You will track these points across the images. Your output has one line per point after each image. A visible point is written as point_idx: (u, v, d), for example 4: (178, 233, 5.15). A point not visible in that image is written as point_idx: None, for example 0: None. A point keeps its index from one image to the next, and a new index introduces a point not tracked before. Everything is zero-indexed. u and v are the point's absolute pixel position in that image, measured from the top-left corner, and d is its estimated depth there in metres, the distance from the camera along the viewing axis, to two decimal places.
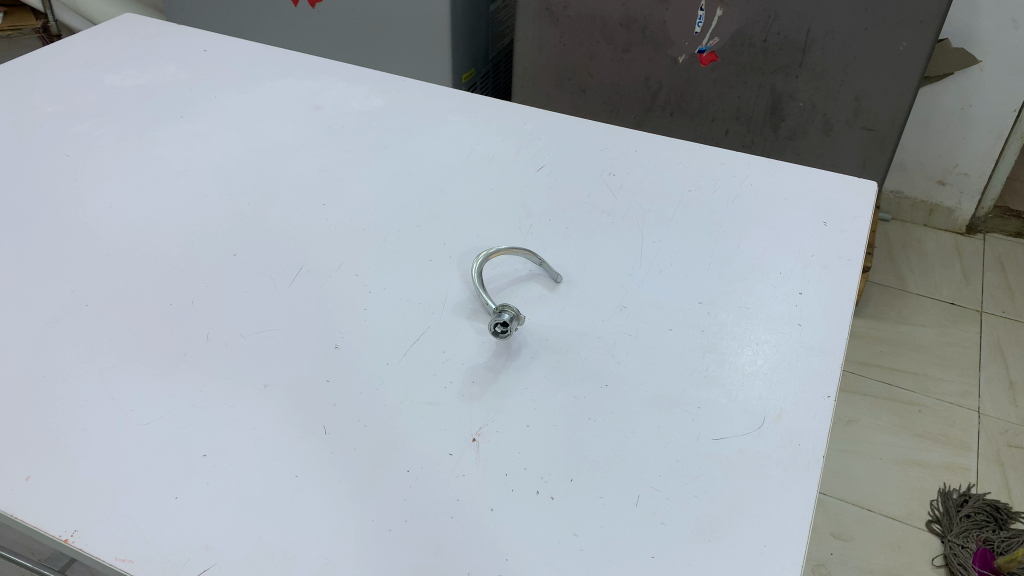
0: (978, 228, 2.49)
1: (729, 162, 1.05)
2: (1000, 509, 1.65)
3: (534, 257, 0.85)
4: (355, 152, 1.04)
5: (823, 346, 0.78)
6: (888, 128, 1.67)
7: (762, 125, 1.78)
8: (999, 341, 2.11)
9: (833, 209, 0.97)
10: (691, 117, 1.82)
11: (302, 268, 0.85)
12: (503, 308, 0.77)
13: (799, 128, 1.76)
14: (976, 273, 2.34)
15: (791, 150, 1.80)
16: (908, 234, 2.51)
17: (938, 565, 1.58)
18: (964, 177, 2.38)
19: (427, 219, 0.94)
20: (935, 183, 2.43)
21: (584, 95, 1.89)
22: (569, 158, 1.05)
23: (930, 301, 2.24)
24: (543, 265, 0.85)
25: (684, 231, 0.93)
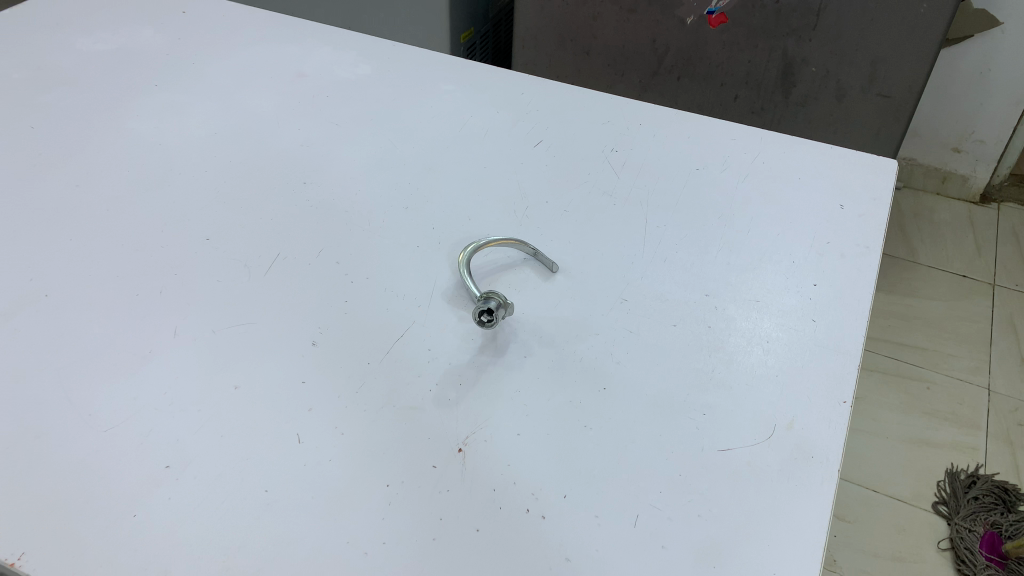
0: (994, 197, 2.42)
1: (739, 138, 0.98)
2: (1009, 490, 1.60)
3: (527, 247, 0.80)
4: (341, 126, 0.98)
5: (838, 345, 0.72)
6: (904, 95, 1.59)
7: (773, 91, 1.70)
8: (1011, 315, 2.05)
9: (850, 191, 0.91)
10: (698, 80, 1.75)
11: (279, 256, 0.79)
12: (489, 295, 0.71)
13: (811, 95, 1.68)
14: (989, 244, 2.28)
15: (802, 117, 1.73)
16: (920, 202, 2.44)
17: (944, 548, 1.54)
18: (980, 144, 2.30)
19: (416, 200, 0.88)
20: (949, 150, 2.36)
21: (588, 56, 1.82)
22: (569, 133, 0.99)
23: (942, 272, 2.18)
24: (536, 254, 0.80)
25: (691, 215, 0.87)
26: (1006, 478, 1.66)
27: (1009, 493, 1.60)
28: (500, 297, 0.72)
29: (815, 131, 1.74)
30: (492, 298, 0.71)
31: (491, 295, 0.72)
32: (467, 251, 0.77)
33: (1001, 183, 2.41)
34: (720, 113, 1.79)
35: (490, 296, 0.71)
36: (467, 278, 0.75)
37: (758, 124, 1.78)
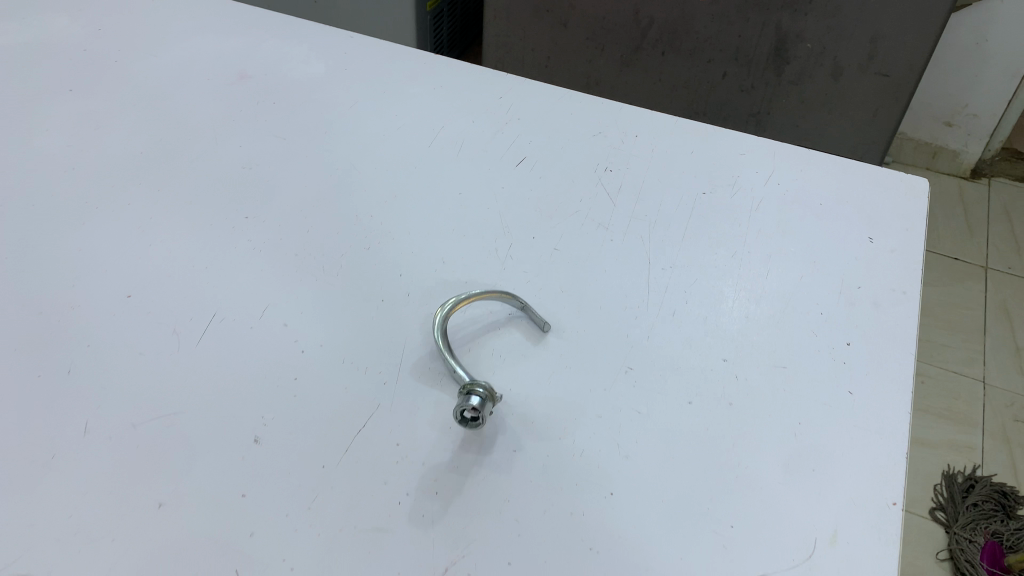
0: (985, 172, 2.25)
1: (750, 152, 0.86)
2: (1009, 494, 1.52)
3: (515, 300, 0.68)
4: (290, 140, 0.84)
5: (881, 425, 0.62)
6: (903, 76, 1.41)
7: (765, 69, 1.48)
8: (1004, 301, 1.95)
9: (880, 219, 0.79)
10: (684, 57, 1.52)
11: (217, 319, 0.66)
12: (471, 386, 0.58)
13: (805, 73, 1.46)
14: (982, 224, 2.14)
15: (797, 97, 1.51)
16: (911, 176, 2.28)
17: (942, 558, 1.48)
18: (973, 118, 2.12)
19: (380, 236, 0.75)
20: (941, 124, 2.18)
21: (555, 34, 1.59)
22: (556, 148, 0.85)
23: (927, 256, 2.07)
24: (526, 310, 0.68)
25: (701, 253, 0.75)
26: (1004, 479, 1.60)
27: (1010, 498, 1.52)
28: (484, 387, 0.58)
29: (813, 114, 1.52)
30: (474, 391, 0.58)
31: (473, 383, 0.58)
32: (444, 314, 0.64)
33: (992, 158, 2.23)
34: (708, 93, 1.56)
35: (469, 387, 0.58)
36: (445, 349, 0.62)
37: (747, 106, 1.55)
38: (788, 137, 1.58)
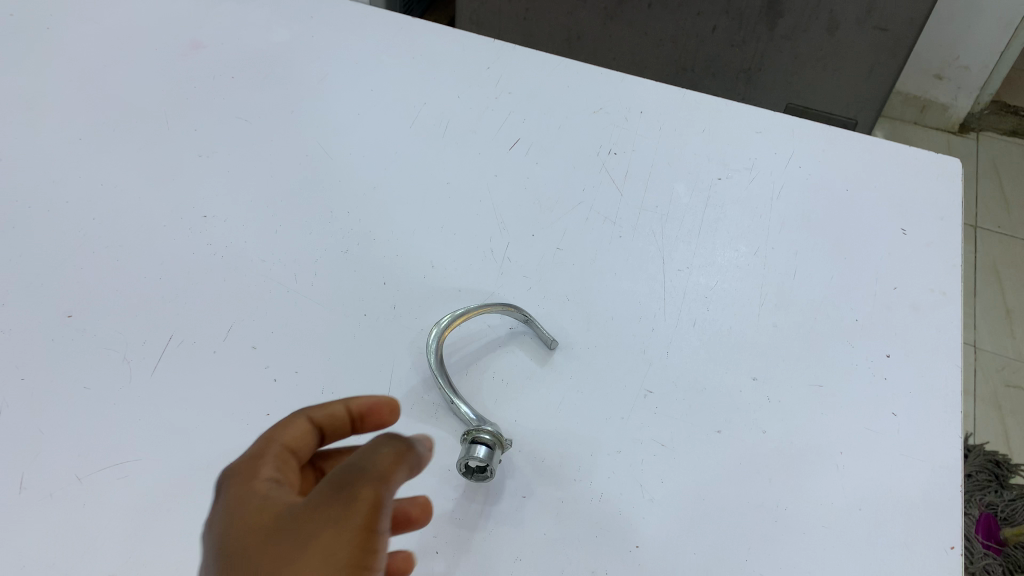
0: (973, 126, 1.86)
1: (768, 129, 0.77)
2: (998, 460, 1.31)
3: (517, 312, 0.60)
4: (253, 123, 0.74)
5: (930, 454, 0.56)
6: (905, 27, 1.13)
7: (755, 21, 1.19)
8: (993, 262, 1.63)
9: (912, 206, 0.72)
10: (671, 9, 1.21)
11: (174, 342, 0.58)
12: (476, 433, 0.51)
13: (802, 26, 1.18)
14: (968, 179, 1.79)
15: (789, 52, 1.22)
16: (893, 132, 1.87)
17: None
18: (963, 71, 1.75)
19: (359, 235, 0.66)
20: (932, 77, 1.78)
21: None
22: (552, 128, 0.76)
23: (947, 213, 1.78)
24: (530, 322, 0.60)
25: (719, 251, 0.67)
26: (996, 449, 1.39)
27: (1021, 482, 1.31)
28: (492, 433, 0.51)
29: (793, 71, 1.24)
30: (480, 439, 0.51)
31: (479, 429, 0.51)
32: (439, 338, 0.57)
33: (983, 111, 1.85)
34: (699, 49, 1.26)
35: (474, 433, 0.51)
36: (443, 381, 0.55)
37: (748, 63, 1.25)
38: (768, 104, 1.31)
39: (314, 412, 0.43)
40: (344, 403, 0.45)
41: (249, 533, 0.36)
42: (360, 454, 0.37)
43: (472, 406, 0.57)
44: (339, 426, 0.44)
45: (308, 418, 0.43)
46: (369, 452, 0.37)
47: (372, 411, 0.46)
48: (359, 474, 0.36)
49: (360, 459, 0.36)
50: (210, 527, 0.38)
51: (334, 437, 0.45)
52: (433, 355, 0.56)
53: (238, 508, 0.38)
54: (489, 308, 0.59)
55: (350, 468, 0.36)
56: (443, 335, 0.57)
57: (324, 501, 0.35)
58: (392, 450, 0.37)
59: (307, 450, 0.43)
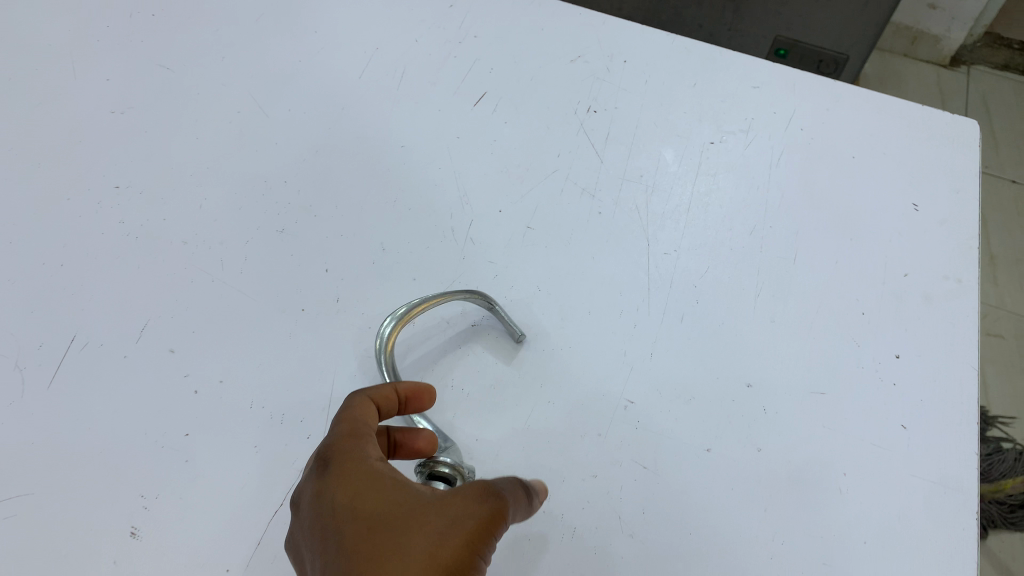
0: (964, 59, 1.49)
1: (766, 82, 0.68)
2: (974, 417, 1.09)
3: (479, 296, 0.52)
4: (178, 73, 0.64)
5: (942, 473, 0.49)
6: None
7: None
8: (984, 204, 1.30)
9: (926, 175, 0.64)
10: None
11: (76, 345, 0.50)
12: (433, 462, 0.43)
13: None
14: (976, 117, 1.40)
15: None
16: (883, 65, 1.50)
17: None
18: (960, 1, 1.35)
19: (299, 212, 0.57)
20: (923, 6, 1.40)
21: None
22: (523, 78, 0.67)
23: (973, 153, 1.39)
24: (493, 308, 0.52)
25: (711, 230, 0.59)
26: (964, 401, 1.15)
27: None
28: (451, 469, 0.43)
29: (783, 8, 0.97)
30: (437, 473, 0.43)
31: (437, 463, 0.43)
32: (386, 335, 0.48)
33: (975, 43, 1.48)
34: None
35: (431, 466, 0.43)
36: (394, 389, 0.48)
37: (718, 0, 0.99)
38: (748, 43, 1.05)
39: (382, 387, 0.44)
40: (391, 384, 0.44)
41: (373, 510, 0.36)
42: (496, 484, 0.39)
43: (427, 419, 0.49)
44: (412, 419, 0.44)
45: (372, 400, 0.42)
46: (501, 486, 0.39)
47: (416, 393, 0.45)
48: (500, 498, 0.38)
49: (496, 486, 0.39)
50: (313, 491, 0.38)
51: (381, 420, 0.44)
52: (379, 357, 0.48)
53: (356, 482, 0.37)
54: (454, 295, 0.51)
55: (492, 488, 0.38)
56: (391, 338, 0.48)
57: (468, 503, 0.37)
58: (520, 490, 0.40)
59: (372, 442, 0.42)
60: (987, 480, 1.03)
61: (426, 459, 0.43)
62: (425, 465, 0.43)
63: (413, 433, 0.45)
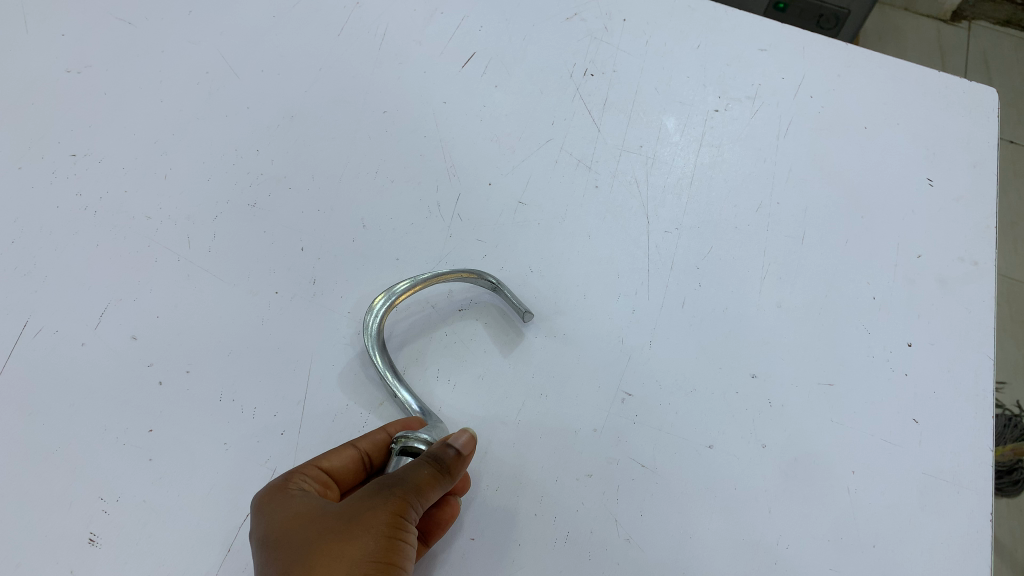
0: (965, 14, 1.34)
1: (774, 45, 0.64)
2: None
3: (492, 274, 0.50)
4: (140, 28, 0.59)
5: (953, 472, 0.47)
6: None
7: None
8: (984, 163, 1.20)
9: (942, 149, 0.60)
10: None
11: (30, 331, 0.46)
12: (405, 435, 0.41)
13: None
14: (979, 71, 1.29)
15: None
16: (883, 19, 1.33)
17: None
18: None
19: (271, 184, 0.53)
20: None
21: None
22: (515, 36, 0.62)
23: (1004, 119, 1.23)
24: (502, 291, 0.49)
25: (716, 206, 0.56)
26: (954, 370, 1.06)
27: (1017, 425, 0.98)
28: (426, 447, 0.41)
29: None
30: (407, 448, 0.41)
31: (410, 437, 0.41)
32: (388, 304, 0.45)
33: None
34: None
35: (403, 442, 0.41)
36: (381, 361, 0.45)
37: None
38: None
39: (376, 434, 0.42)
40: (386, 428, 0.43)
41: (288, 526, 0.36)
42: (402, 470, 0.38)
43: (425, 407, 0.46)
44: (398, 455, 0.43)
45: (353, 448, 0.41)
46: (409, 467, 0.37)
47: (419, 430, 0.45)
48: (399, 484, 0.37)
49: (400, 472, 0.37)
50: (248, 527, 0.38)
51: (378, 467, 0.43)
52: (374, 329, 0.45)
53: (278, 506, 0.37)
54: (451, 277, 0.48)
55: (390, 477, 0.37)
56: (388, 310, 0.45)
57: (370, 502, 0.36)
58: (440, 461, 0.38)
59: (345, 481, 0.41)
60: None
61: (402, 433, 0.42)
62: (398, 439, 0.41)
63: None
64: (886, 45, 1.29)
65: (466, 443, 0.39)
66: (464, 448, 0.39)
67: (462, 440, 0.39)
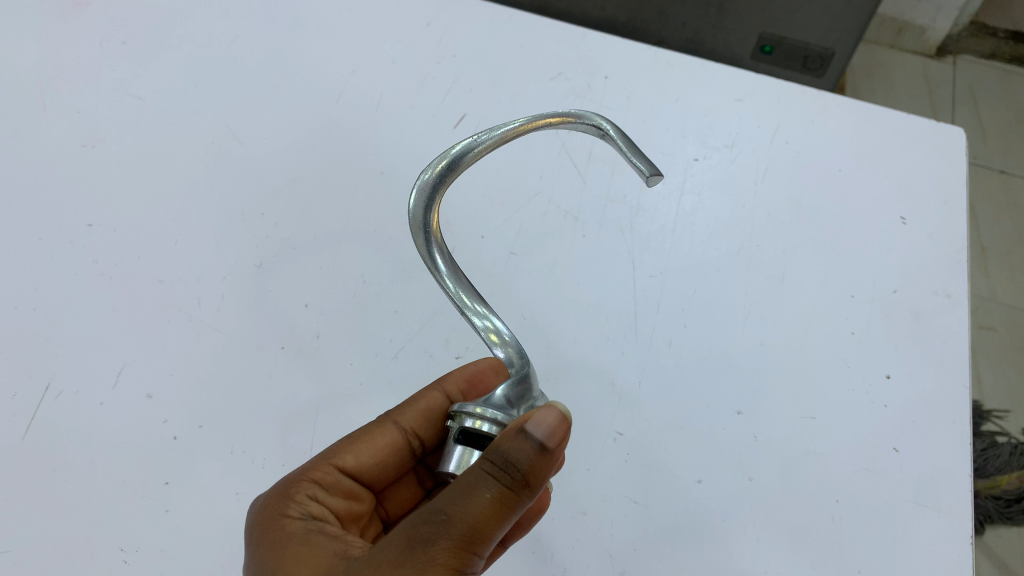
0: (949, 49, 1.38)
1: (749, 97, 0.68)
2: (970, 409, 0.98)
3: (587, 121, 0.47)
4: (150, 103, 0.63)
5: (935, 497, 0.49)
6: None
7: None
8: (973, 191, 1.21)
9: (914, 188, 0.63)
10: None
11: (52, 393, 0.49)
12: (461, 412, 0.35)
13: None
14: (966, 104, 1.32)
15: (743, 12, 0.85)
16: (868, 58, 1.37)
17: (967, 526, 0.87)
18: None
19: (276, 244, 0.56)
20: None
21: None
22: (502, 98, 0.66)
23: (992, 150, 1.26)
24: (605, 139, 0.46)
25: (698, 250, 0.59)
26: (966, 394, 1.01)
27: None
28: (495, 427, 0.35)
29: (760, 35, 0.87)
30: (469, 428, 0.35)
31: (464, 415, 0.35)
32: (422, 191, 0.42)
33: (959, 32, 1.38)
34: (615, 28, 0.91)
35: (461, 422, 0.35)
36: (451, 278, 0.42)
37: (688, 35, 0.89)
38: (732, 39, 0.89)
39: (419, 407, 0.43)
40: (443, 387, 0.44)
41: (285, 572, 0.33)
42: (458, 498, 0.31)
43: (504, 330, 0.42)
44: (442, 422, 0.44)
45: (397, 429, 0.43)
46: (464, 499, 0.31)
47: (481, 378, 0.46)
48: (450, 527, 0.30)
49: (454, 505, 0.31)
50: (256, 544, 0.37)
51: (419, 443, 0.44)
52: (420, 230, 0.42)
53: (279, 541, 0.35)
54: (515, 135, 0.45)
55: (443, 516, 0.31)
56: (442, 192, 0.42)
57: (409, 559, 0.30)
58: (507, 480, 0.31)
59: (379, 467, 0.42)
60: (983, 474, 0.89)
61: (458, 407, 0.36)
62: (455, 417, 0.36)
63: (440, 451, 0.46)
64: (874, 83, 1.33)
65: (551, 433, 0.32)
66: (544, 443, 0.32)
67: (541, 430, 0.32)
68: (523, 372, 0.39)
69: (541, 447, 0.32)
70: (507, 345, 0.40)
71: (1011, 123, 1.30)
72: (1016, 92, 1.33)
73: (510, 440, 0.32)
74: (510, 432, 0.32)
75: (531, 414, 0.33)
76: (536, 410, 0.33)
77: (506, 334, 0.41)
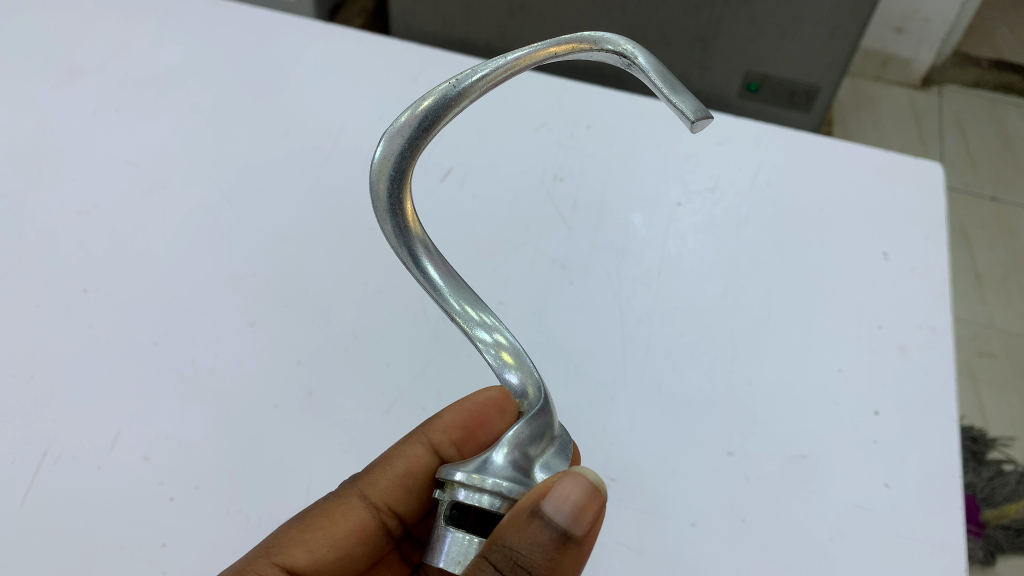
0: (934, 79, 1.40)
1: (729, 142, 0.70)
2: (977, 437, 0.97)
3: (607, 47, 0.37)
4: (143, 169, 0.65)
5: (926, 530, 0.49)
6: (844, 18, 0.79)
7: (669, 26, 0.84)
8: (965, 219, 1.22)
9: (895, 223, 0.64)
10: (564, 21, 0.86)
11: (49, 459, 0.49)
12: (457, 483, 0.31)
13: (731, 20, 0.82)
14: (954, 131, 1.33)
15: (726, 56, 0.87)
16: (855, 91, 1.39)
17: (978, 559, 0.86)
18: (925, 24, 1.29)
19: (269, 303, 0.57)
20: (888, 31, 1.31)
21: None
22: (488, 153, 0.68)
23: (982, 178, 1.27)
24: (632, 70, 0.36)
25: (684, 294, 0.59)
26: (971, 421, 1.00)
27: None
28: (496, 502, 0.30)
29: (742, 76, 0.89)
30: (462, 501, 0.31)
31: (457, 488, 0.31)
32: (390, 154, 0.35)
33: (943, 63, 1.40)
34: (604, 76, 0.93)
35: (455, 495, 0.31)
36: (432, 270, 0.39)
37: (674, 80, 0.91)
38: (718, 80, 0.91)
39: (385, 481, 0.43)
40: (426, 439, 0.44)
41: None
42: None
43: (501, 322, 0.39)
44: (413, 487, 0.44)
45: (365, 504, 0.42)
46: None
47: (482, 420, 0.45)
48: None
49: None
50: None
51: (391, 517, 0.43)
52: (388, 215, 0.37)
53: None
54: (506, 67, 0.35)
55: None
56: (411, 162, 0.35)
57: None
58: None
59: (345, 547, 0.42)
60: (989, 505, 0.88)
61: (448, 473, 0.31)
62: (446, 487, 0.31)
63: (420, 521, 0.45)
64: (863, 114, 1.35)
65: (576, 511, 0.30)
66: (564, 526, 0.30)
67: (561, 510, 0.30)
68: (539, 408, 0.35)
69: (560, 531, 0.30)
70: (523, 372, 0.37)
71: (998, 149, 1.31)
72: (1001, 119, 1.36)
73: (516, 530, 0.29)
74: (517, 515, 0.30)
75: (551, 483, 0.31)
76: (560, 478, 0.31)
77: (521, 355, 0.38)
